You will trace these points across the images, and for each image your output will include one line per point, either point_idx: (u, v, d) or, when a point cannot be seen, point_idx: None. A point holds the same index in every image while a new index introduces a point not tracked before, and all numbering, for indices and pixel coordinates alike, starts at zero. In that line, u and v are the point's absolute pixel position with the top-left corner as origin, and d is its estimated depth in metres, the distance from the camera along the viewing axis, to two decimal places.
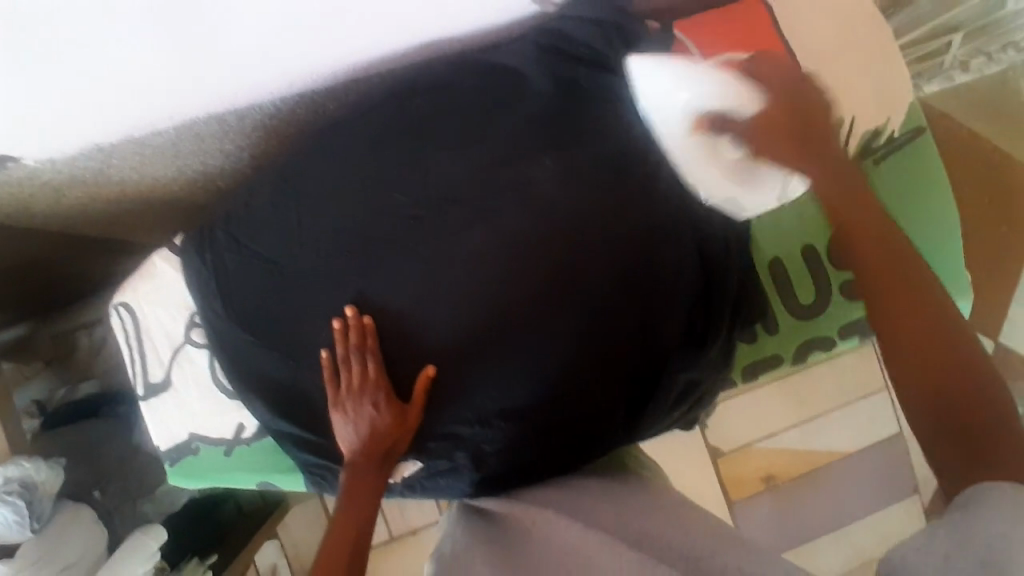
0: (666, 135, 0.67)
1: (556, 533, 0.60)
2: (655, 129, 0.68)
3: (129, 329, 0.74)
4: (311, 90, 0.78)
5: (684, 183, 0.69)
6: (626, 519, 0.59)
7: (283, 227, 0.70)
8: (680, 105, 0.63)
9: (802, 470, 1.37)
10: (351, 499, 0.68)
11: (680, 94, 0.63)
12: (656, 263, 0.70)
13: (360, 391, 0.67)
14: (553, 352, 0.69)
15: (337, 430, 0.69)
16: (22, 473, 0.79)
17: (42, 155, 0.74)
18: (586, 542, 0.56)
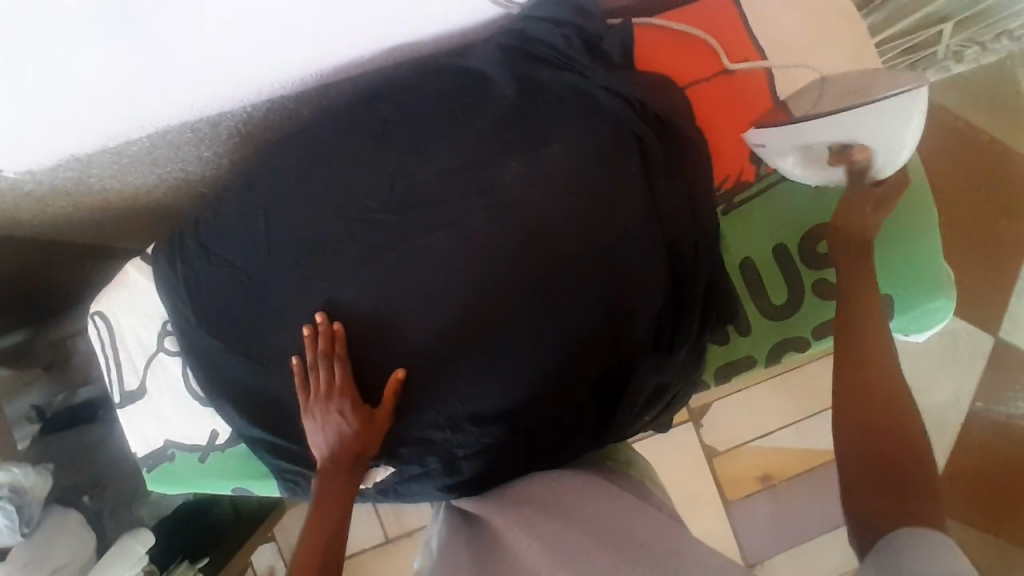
0: (853, 115, 0.64)
1: (519, 535, 0.59)
2: (861, 106, 0.63)
3: (105, 337, 0.76)
4: (282, 96, 0.79)
5: (802, 124, 0.67)
6: (582, 517, 0.59)
7: (251, 233, 0.70)
8: (883, 139, 0.65)
9: (797, 468, 1.36)
10: (325, 505, 0.68)
11: (895, 135, 0.65)
12: (621, 267, 0.70)
13: (327, 399, 0.67)
14: (520, 356, 0.70)
15: (310, 436, 0.70)
16: (10, 478, 0.82)
17: (22, 167, 0.75)
18: (557, 542, 0.56)
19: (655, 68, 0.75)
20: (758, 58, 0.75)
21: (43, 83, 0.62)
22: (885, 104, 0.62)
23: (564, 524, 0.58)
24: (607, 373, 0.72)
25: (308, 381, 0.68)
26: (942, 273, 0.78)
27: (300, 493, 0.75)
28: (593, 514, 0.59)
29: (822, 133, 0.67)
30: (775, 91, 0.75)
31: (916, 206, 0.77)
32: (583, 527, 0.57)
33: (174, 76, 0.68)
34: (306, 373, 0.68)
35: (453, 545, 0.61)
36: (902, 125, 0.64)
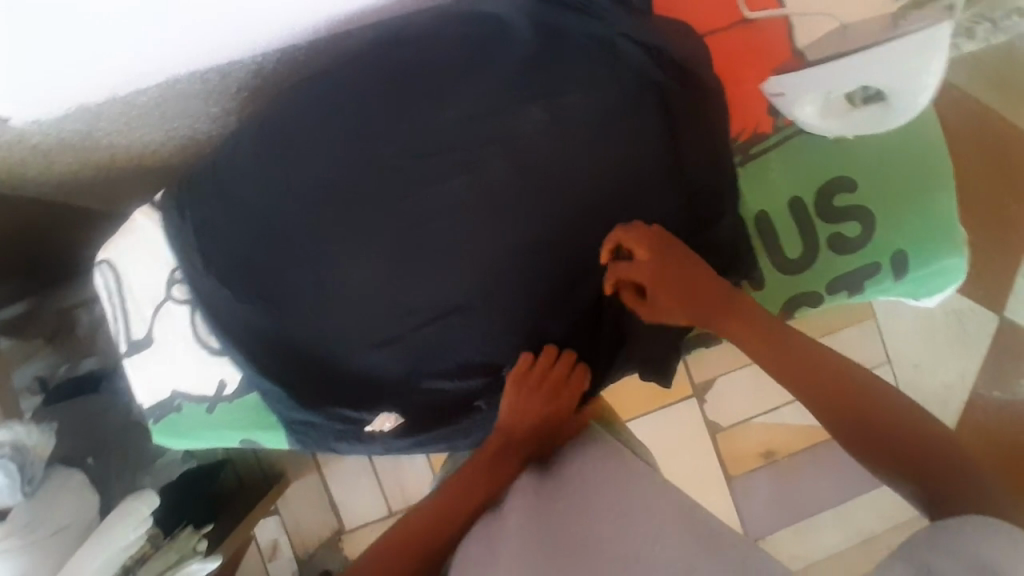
0: (877, 56, 0.66)
1: (514, 512, 0.58)
2: (885, 46, 0.66)
3: (113, 286, 0.75)
4: (291, 47, 0.78)
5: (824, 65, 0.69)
6: (570, 487, 0.59)
7: (260, 181, 0.69)
8: (902, 80, 0.67)
9: (802, 445, 1.35)
10: (482, 474, 0.66)
11: (914, 77, 0.67)
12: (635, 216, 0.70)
13: (546, 391, 0.66)
14: (536, 308, 0.70)
15: (502, 409, 0.66)
16: (13, 437, 0.81)
17: (31, 117, 0.72)
18: (560, 521, 0.54)
19: (673, 16, 0.74)
20: (775, 6, 0.73)
21: (57, 36, 0.59)
22: (910, 33, 0.65)
23: (552, 500, 0.58)
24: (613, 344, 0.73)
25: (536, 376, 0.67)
26: (956, 230, 0.76)
27: (310, 446, 0.74)
28: (580, 483, 0.60)
29: (842, 72, 0.69)
30: (796, 41, 0.72)
31: (932, 160, 0.76)
32: (571, 500, 0.57)
33: (188, 26, 0.66)
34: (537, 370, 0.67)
35: (468, 533, 0.63)
36: (924, 67, 0.66)
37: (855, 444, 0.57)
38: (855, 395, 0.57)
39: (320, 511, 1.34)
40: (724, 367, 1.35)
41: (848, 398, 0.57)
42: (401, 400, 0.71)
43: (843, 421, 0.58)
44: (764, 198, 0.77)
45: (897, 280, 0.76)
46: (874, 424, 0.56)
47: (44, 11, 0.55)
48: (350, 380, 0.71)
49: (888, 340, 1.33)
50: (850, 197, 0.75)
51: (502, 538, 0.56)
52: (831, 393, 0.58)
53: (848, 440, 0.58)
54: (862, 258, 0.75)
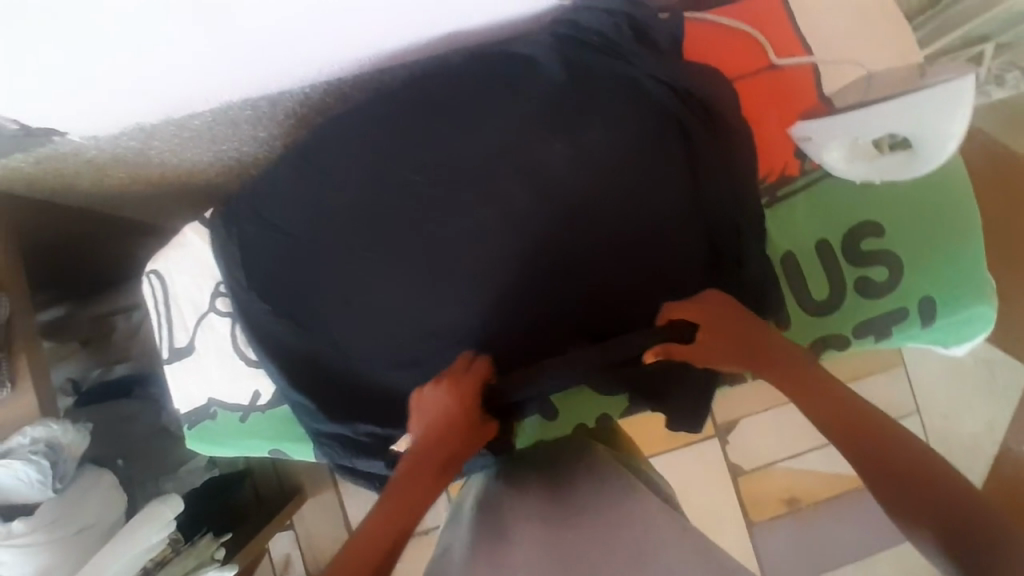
0: (903, 109, 0.69)
1: (521, 540, 0.60)
2: (910, 100, 0.68)
3: (158, 295, 0.78)
4: (338, 80, 0.82)
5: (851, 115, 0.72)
6: (582, 515, 0.62)
7: (304, 203, 0.73)
8: (925, 131, 0.69)
9: (826, 493, 1.33)
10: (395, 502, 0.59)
11: (937, 129, 0.69)
12: (664, 253, 0.71)
13: (449, 396, 0.63)
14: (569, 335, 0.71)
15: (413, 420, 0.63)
16: (48, 434, 0.85)
17: (88, 133, 0.77)
18: (567, 551, 0.56)
19: (705, 60, 0.77)
20: (803, 55, 0.77)
21: (124, 65, 0.64)
22: (937, 89, 0.66)
23: (565, 528, 0.60)
24: (637, 378, 0.74)
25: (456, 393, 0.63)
26: (985, 282, 0.76)
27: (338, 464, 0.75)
28: (584, 515, 0.62)
29: (868, 122, 0.71)
30: (820, 88, 0.77)
31: (960, 209, 0.76)
32: (583, 531, 0.59)
33: (245, 58, 0.70)
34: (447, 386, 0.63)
35: (470, 547, 0.63)
36: (949, 119, 0.68)
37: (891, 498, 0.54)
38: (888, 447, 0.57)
39: (335, 529, 1.35)
40: (745, 406, 1.35)
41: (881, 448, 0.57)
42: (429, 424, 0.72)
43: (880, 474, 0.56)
44: (791, 240, 0.77)
45: (924, 326, 0.76)
46: (908, 477, 0.54)
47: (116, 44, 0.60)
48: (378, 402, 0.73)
49: (915, 390, 1.32)
50: (876, 241, 0.76)
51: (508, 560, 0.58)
52: (865, 442, 0.57)
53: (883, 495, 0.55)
54: (888, 303, 0.76)
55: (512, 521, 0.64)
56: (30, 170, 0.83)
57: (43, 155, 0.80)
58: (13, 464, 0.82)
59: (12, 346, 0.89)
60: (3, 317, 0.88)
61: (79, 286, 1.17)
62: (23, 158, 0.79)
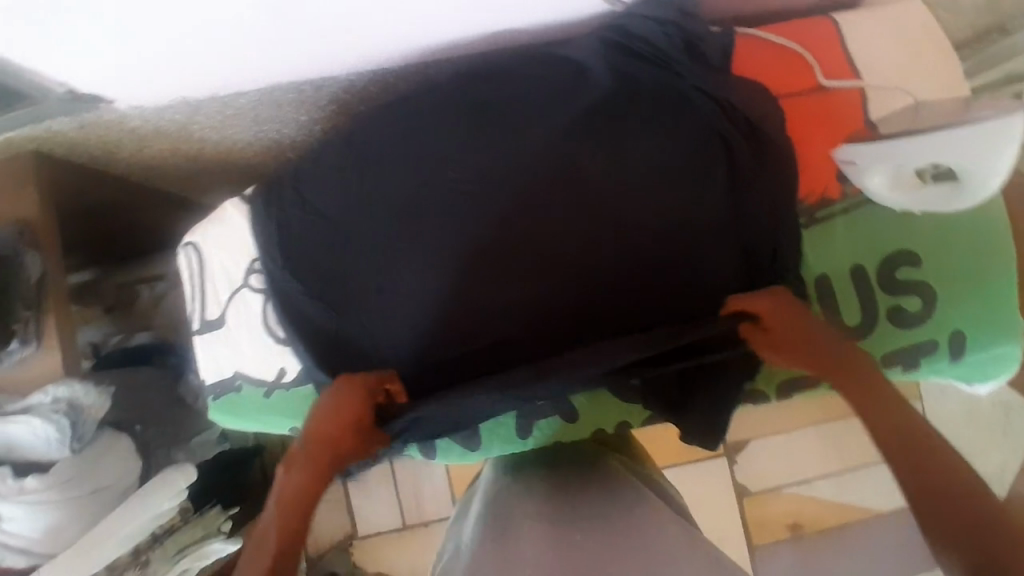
0: (948, 142, 0.65)
1: (526, 536, 0.61)
2: (954, 133, 0.64)
3: (195, 266, 0.81)
4: (384, 70, 0.83)
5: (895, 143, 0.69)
6: (590, 520, 0.63)
7: (344, 189, 0.74)
8: (972, 167, 0.66)
9: (830, 520, 1.33)
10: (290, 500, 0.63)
11: (985, 165, 0.65)
12: (702, 265, 0.71)
13: (347, 405, 0.66)
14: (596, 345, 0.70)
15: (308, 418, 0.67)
16: (70, 394, 0.88)
17: (134, 102, 0.78)
18: (574, 546, 0.58)
19: (754, 76, 0.77)
20: (852, 78, 0.78)
21: (180, 38, 0.65)
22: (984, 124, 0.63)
23: (572, 528, 0.62)
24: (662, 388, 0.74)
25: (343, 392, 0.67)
26: (1015, 323, 0.76)
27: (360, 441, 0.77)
28: (589, 522, 0.63)
29: (910, 155, 0.69)
30: (867, 113, 0.77)
31: (998, 247, 0.77)
32: (591, 534, 0.61)
33: (297, 43, 0.71)
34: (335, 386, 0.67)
35: (479, 546, 0.64)
36: (998, 155, 0.64)
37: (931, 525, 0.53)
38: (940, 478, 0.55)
39: (338, 514, 1.36)
40: (756, 427, 1.34)
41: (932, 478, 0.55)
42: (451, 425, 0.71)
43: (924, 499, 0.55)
44: (827, 264, 0.77)
45: (953, 361, 0.76)
46: (958, 511, 0.52)
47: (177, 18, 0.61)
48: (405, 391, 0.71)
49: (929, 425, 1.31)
50: (912, 271, 0.76)
51: (514, 551, 0.59)
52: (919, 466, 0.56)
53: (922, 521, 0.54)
54: (920, 335, 0.76)
55: (526, 522, 0.65)
56: (73, 134, 0.84)
57: (89, 120, 0.81)
58: (33, 421, 0.85)
59: (42, 305, 0.91)
60: (37, 275, 0.90)
61: (110, 253, 1.19)
62: (68, 121, 0.80)
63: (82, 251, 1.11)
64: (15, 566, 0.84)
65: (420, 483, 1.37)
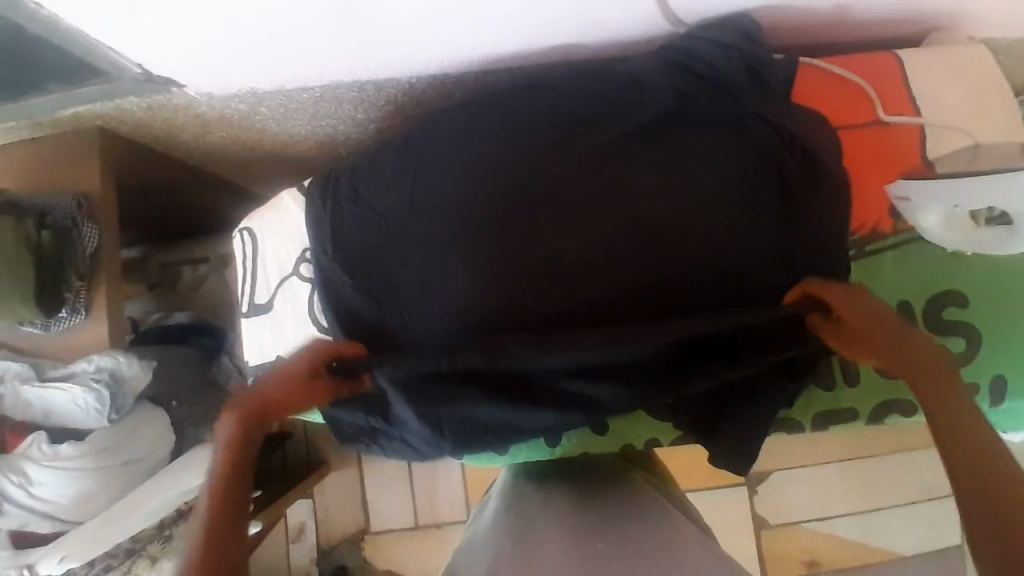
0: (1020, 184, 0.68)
1: (547, 541, 0.61)
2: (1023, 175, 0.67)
3: (250, 251, 0.85)
4: (444, 75, 0.85)
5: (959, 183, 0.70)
6: (612, 533, 0.63)
7: (399, 189, 0.76)
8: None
9: (849, 562, 1.30)
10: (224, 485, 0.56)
11: None
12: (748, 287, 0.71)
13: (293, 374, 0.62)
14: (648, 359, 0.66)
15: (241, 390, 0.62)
16: (113, 365, 0.90)
17: (204, 90, 0.82)
18: (595, 555, 0.58)
19: (814, 105, 0.77)
20: (913, 115, 0.77)
21: (255, 31, 0.68)
22: None
23: (594, 538, 0.62)
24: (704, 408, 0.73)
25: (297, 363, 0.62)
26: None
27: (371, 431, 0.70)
28: (610, 534, 0.63)
29: (973, 197, 0.70)
30: (925, 151, 0.77)
31: None
32: (612, 545, 0.61)
33: (363, 43, 0.74)
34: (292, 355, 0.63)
35: (498, 547, 0.64)
36: None
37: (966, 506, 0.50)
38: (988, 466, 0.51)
39: (353, 507, 1.37)
40: (779, 459, 1.32)
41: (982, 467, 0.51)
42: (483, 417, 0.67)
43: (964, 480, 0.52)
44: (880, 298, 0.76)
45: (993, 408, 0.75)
46: (1002, 499, 0.48)
47: (256, 12, 0.64)
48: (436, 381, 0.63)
49: None
50: (959, 312, 0.76)
51: (533, 554, 0.60)
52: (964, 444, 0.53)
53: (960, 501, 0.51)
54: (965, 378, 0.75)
55: (547, 528, 0.65)
56: (141, 114, 0.88)
57: (157, 103, 0.85)
58: (75, 390, 0.88)
59: (94, 277, 0.95)
60: (93, 247, 0.94)
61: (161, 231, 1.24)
62: (138, 102, 0.84)
63: (131, 223, 1.16)
64: (37, 530, 0.88)
65: (435, 484, 1.37)
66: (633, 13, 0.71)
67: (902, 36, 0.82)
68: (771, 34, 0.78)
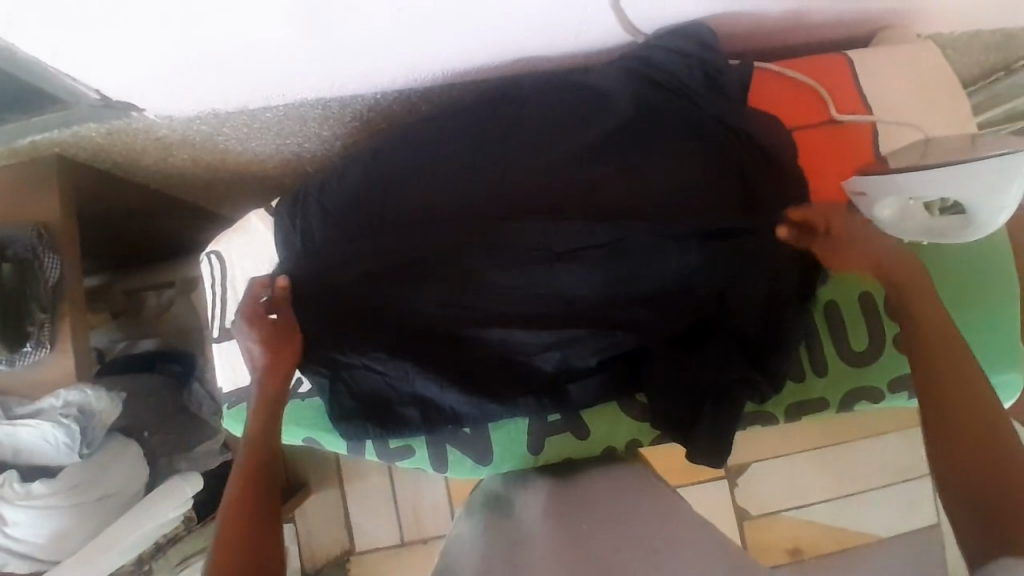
0: (969, 176, 0.68)
1: (533, 531, 0.63)
2: (973, 168, 0.67)
3: (217, 275, 0.84)
4: (409, 91, 0.85)
5: (916, 178, 0.70)
6: (593, 515, 0.65)
7: (369, 204, 0.77)
8: (983, 199, 0.70)
9: (831, 546, 1.33)
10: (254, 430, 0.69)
11: (994, 198, 0.70)
12: (703, 272, 0.74)
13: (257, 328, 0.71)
14: (603, 328, 0.74)
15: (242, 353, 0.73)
16: (81, 399, 0.87)
17: (164, 112, 0.81)
18: (582, 539, 0.59)
19: (770, 110, 0.80)
20: (864, 113, 0.81)
21: (216, 51, 0.67)
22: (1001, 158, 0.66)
23: (577, 520, 0.64)
24: (683, 397, 0.74)
25: (252, 328, 0.71)
26: (1007, 346, 0.82)
27: (334, 377, 0.75)
28: (594, 516, 0.65)
29: (926, 189, 0.71)
30: (878, 147, 0.80)
31: (998, 281, 0.83)
32: (597, 525, 0.63)
33: (326, 60, 0.73)
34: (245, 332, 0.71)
35: (485, 537, 0.65)
36: (1006, 186, 0.68)
37: (937, 444, 0.59)
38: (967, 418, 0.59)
39: (336, 527, 1.35)
40: (758, 451, 1.35)
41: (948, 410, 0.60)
42: (454, 368, 0.74)
43: (935, 425, 0.60)
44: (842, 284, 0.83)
45: None
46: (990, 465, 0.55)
47: (218, 32, 0.63)
48: (420, 334, 0.75)
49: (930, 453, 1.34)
50: None
51: (522, 545, 0.61)
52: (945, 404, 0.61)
53: (928, 437, 0.60)
54: None
55: (531, 520, 0.66)
56: (100, 140, 0.86)
57: (116, 127, 0.83)
58: (44, 425, 0.85)
59: (58, 308, 0.92)
60: (55, 278, 0.91)
61: (120, 257, 1.20)
62: (96, 128, 0.82)
63: (91, 251, 1.12)
64: (17, 570, 0.85)
65: (420, 497, 1.36)
66: (593, 24, 0.72)
67: (850, 38, 0.85)
68: (728, 40, 0.80)
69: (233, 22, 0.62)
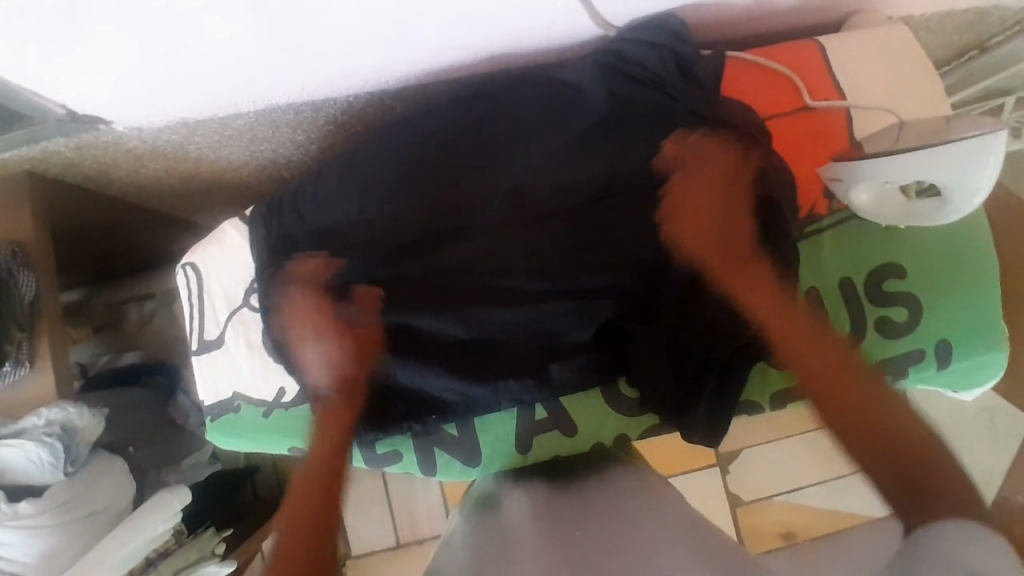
0: (929, 160, 0.69)
1: (521, 536, 0.62)
2: (933, 152, 0.68)
3: (193, 287, 0.83)
4: (382, 92, 0.84)
5: (882, 163, 0.72)
6: (585, 522, 0.63)
7: (346, 208, 0.76)
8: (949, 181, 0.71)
9: (823, 528, 1.34)
10: (324, 439, 0.70)
11: (959, 180, 0.70)
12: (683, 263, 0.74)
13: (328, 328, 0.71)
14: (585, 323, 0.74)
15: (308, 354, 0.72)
16: (63, 417, 0.86)
17: (132, 124, 0.79)
18: (571, 546, 0.58)
19: (743, 98, 0.80)
20: (837, 98, 0.81)
21: (183, 60, 0.66)
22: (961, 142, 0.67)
23: (571, 526, 0.63)
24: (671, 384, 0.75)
25: (321, 330, 0.71)
26: (987, 324, 0.83)
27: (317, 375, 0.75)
28: (586, 522, 0.63)
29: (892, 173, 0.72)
30: (852, 133, 0.81)
31: (977, 260, 0.84)
32: (590, 532, 0.61)
33: (296, 64, 0.72)
34: (316, 329, 0.71)
35: (474, 543, 0.65)
36: (970, 168, 0.69)
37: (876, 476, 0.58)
38: (880, 420, 0.61)
39: None
40: (748, 437, 1.36)
41: (859, 415, 0.61)
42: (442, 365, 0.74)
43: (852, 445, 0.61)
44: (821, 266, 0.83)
45: (938, 368, 0.83)
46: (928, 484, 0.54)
47: (184, 40, 0.62)
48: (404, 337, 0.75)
49: None
50: (898, 284, 0.82)
51: (510, 551, 0.60)
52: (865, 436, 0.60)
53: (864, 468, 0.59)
54: (907, 344, 0.82)
55: (521, 524, 0.66)
56: (70, 154, 0.84)
57: (85, 141, 0.81)
58: (25, 445, 0.83)
59: (35, 327, 0.90)
60: (30, 297, 0.89)
61: (97, 272, 1.18)
62: (64, 143, 0.81)
63: (67, 267, 1.10)
64: None
65: (414, 499, 1.36)
66: (564, 19, 0.71)
67: (823, 23, 0.85)
68: (700, 31, 0.80)
69: (197, 30, 0.60)
